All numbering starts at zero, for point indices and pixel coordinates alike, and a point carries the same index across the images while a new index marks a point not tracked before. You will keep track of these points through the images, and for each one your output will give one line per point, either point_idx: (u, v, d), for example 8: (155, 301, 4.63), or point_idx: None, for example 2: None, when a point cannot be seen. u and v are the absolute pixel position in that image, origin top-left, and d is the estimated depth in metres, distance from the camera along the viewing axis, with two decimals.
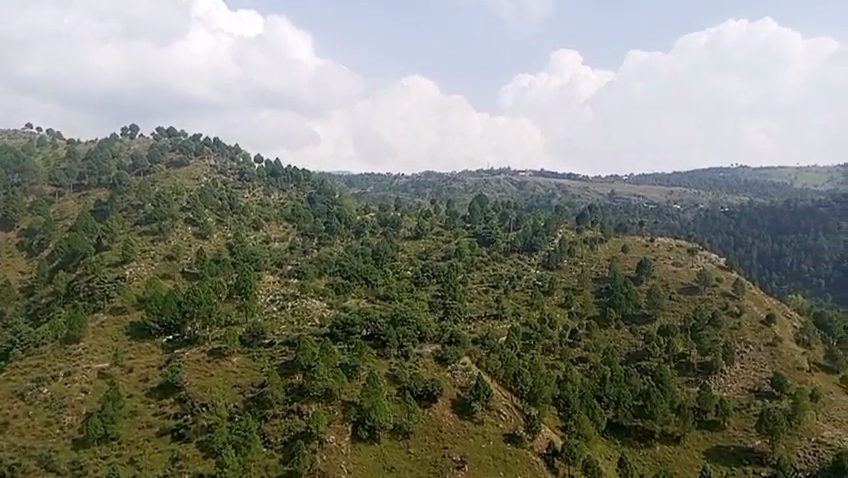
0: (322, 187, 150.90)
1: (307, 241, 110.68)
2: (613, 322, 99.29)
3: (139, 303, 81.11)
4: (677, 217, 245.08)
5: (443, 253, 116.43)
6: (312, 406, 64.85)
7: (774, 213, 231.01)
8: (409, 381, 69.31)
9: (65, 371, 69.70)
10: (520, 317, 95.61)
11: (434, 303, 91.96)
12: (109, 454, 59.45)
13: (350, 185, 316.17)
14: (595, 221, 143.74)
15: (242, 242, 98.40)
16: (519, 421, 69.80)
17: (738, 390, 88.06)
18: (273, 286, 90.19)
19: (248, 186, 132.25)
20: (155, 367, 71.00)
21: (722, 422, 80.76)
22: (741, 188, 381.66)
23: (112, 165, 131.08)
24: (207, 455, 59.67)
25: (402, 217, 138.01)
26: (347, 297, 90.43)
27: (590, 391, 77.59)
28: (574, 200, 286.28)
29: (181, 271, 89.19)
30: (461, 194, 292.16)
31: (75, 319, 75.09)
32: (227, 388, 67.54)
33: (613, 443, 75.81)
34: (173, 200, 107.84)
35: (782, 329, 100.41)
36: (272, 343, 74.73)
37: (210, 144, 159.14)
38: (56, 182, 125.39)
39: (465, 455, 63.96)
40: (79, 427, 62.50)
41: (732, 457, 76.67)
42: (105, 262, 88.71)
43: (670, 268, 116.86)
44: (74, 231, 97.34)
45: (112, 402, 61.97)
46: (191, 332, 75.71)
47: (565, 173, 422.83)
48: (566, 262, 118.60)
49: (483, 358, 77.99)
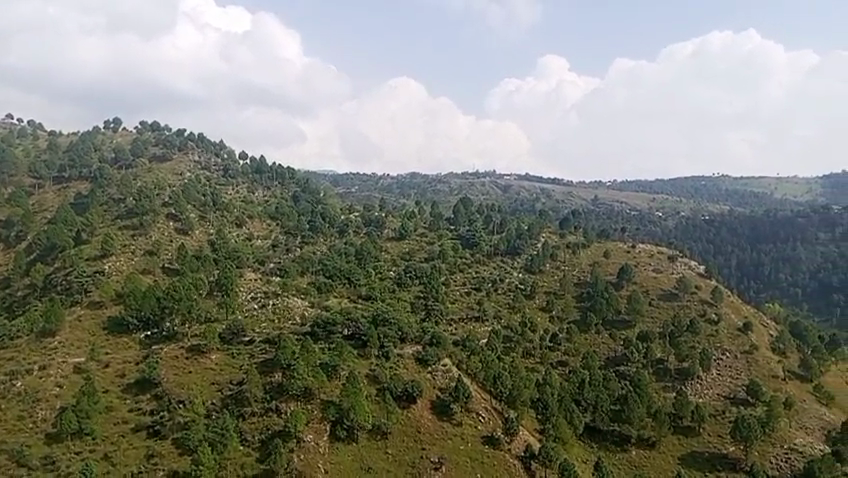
0: (307, 185, 150.30)
1: (290, 239, 110.16)
2: (594, 326, 99.82)
3: (118, 298, 80.27)
4: (659, 224, 247.50)
5: (426, 254, 116.46)
6: (291, 405, 64.58)
7: (754, 222, 233.95)
8: (389, 381, 69.21)
9: (40, 365, 68.73)
10: (501, 319, 95.91)
11: (416, 304, 91.98)
12: (83, 450, 58.74)
13: (335, 185, 315.55)
14: (578, 227, 144.68)
15: (224, 239, 97.71)
16: (497, 423, 70.04)
17: (714, 396, 89.12)
18: (254, 284, 89.66)
19: (231, 183, 131.30)
20: (132, 362, 70.30)
21: (698, 428, 81.62)
22: (722, 197, 386.15)
23: (94, 158, 129.61)
24: (183, 452, 59.16)
25: (386, 218, 137.84)
26: (329, 296, 90.17)
27: (568, 394, 78.03)
28: (558, 205, 288.01)
29: (161, 267, 88.40)
30: (446, 197, 292.67)
31: (51, 312, 73.97)
32: (205, 385, 66.99)
33: (590, 447, 76.39)
34: (154, 195, 106.79)
35: (758, 337, 101.75)
36: (252, 341, 74.23)
37: (195, 139, 157.84)
38: (36, 174, 123.57)
39: (443, 456, 64.07)
40: (52, 422, 61.69)
41: (707, 463, 77.57)
42: (83, 255, 87.61)
43: (650, 274, 117.94)
44: (53, 223, 96.04)
45: (87, 397, 61.07)
46: (170, 328, 75.00)
47: (550, 179, 425.54)
48: (548, 266, 119.21)
49: (463, 360, 78.15)
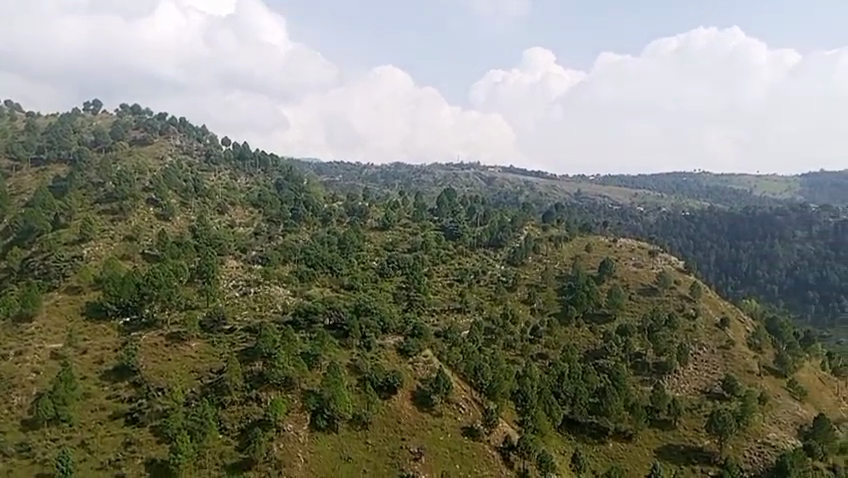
0: (290, 173, 149.25)
1: (273, 227, 109.43)
2: (574, 319, 100.65)
3: (96, 283, 79.29)
4: (640, 219, 249.74)
5: (409, 245, 116.41)
6: (271, 394, 64.39)
7: (733, 219, 236.78)
8: (370, 371, 69.24)
9: (16, 350, 67.74)
10: (482, 311, 96.33)
11: (398, 295, 92.05)
12: (59, 437, 58.21)
13: (319, 173, 314.11)
14: (561, 220, 145.53)
15: (205, 226, 96.78)
16: (477, 415, 70.52)
17: (690, 390, 90.52)
18: (236, 271, 89.05)
19: (214, 169, 129.90)
20: (110, 349, 69.64)
21: (673, 421, 82.87)
22: (703, 193, 390.44)
23: (73, 141, 127.49)
24: (161, 440, 58.85)
25: (370, 207, 137.44)
26: (311, 285, 89.89)
27: (548, 386, 78.74)
28: (541, 197, 289.39)
29: (141, 253, 87.44)
30: (429, 187, 292.63)
31: (28, 297, 72.46)
32: (185, 373, 66.54)
33: (568, 439, 77.31)
34: (135, 179, 105.29)
35: (735, 333, 103.33)
36: (232, 329, 73.83)
37: (177, 124, 155.82)
38: (12, 155, 120.07)
39: (422, 447, 64.43)
40: (28, 409, 60.99)
41: (681, 456, 78.90)
42: (62, 240, 86.29)
43: (631, 269, 119.10)
44: (31, 207, 94.38)
45: (64, 383, 59.83)
46: (149, 315, 74.30)
47: (533, 171, 426.81)
48: (530, 259, 119.85)
49: (444, 351, 78.46)
